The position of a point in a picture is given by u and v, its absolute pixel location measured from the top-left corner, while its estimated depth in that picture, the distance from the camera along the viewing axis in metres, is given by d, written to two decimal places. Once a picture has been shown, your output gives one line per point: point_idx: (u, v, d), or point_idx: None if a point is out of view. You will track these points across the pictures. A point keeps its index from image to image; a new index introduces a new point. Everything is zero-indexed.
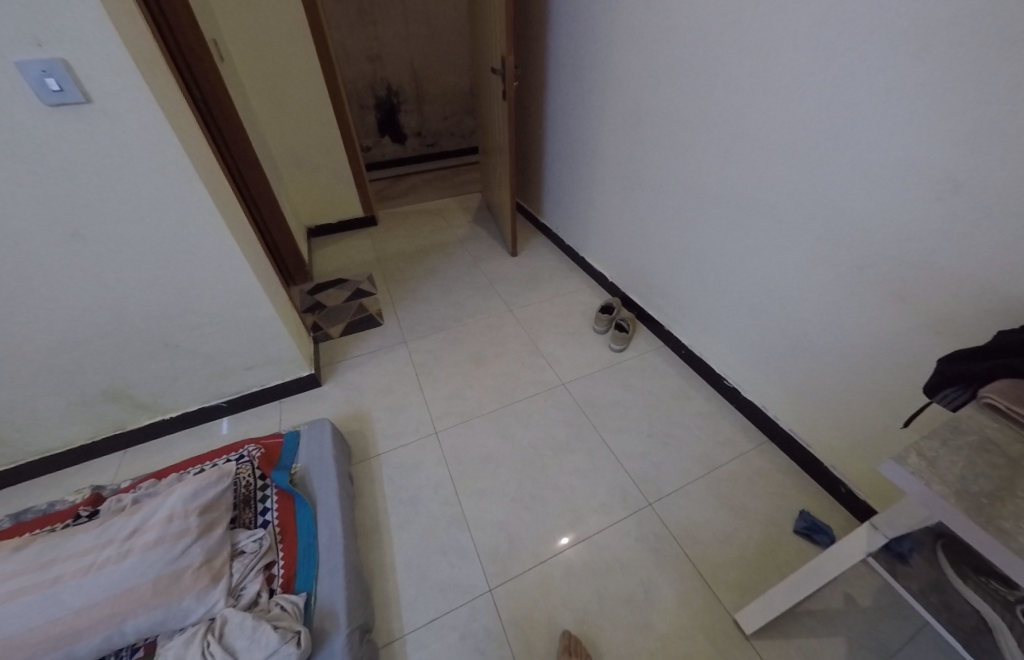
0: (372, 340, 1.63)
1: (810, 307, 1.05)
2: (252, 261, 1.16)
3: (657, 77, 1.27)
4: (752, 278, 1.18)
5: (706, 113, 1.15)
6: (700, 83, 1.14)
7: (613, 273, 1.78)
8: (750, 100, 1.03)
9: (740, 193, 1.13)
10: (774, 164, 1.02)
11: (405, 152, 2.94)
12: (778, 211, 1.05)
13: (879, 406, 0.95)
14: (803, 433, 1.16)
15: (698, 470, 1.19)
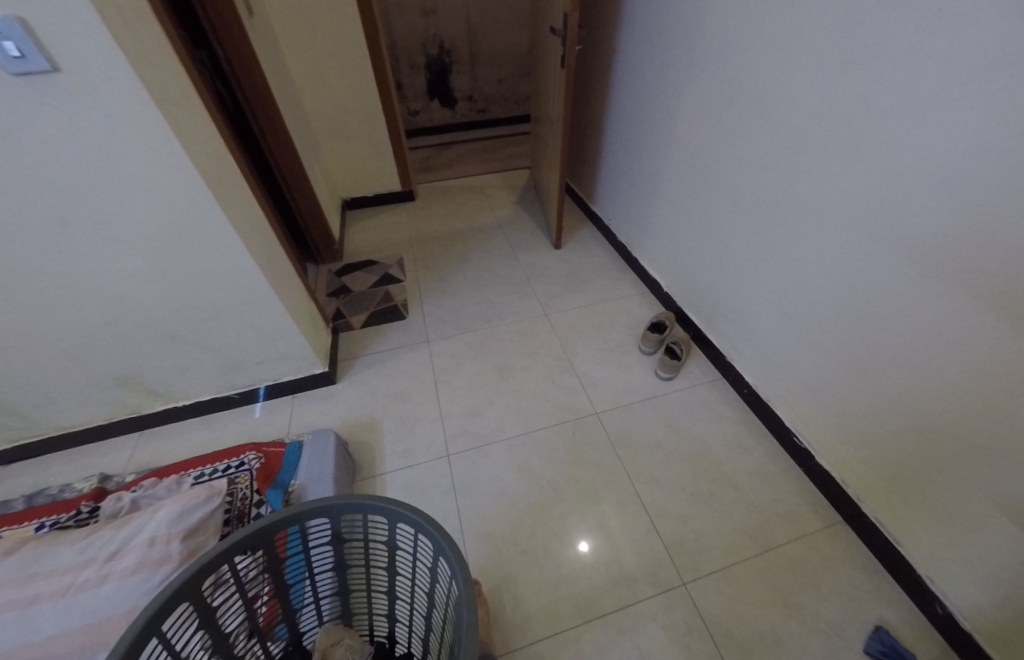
0: (393, 335, 1.52)
1: (940, 384, 0.80)
2: (259, 256, 1.05)
3: (773, 49, 0.98)
4: (865, 322, 0.92)
5: (838, 104, 0.87)
6: (838, 62, 0.85)
7: (672, 283, 1.53)
8: (913, 93, 0.74)
9: (869, 214, 0.86)
10: (932, 186, 0.75)
11: (453, 118, 2.71)
12: (924, 248, 0.78)
13: (993, 462, 0.74)
14: (894, 528, 0.93)
15: (748, 547, 0.99)
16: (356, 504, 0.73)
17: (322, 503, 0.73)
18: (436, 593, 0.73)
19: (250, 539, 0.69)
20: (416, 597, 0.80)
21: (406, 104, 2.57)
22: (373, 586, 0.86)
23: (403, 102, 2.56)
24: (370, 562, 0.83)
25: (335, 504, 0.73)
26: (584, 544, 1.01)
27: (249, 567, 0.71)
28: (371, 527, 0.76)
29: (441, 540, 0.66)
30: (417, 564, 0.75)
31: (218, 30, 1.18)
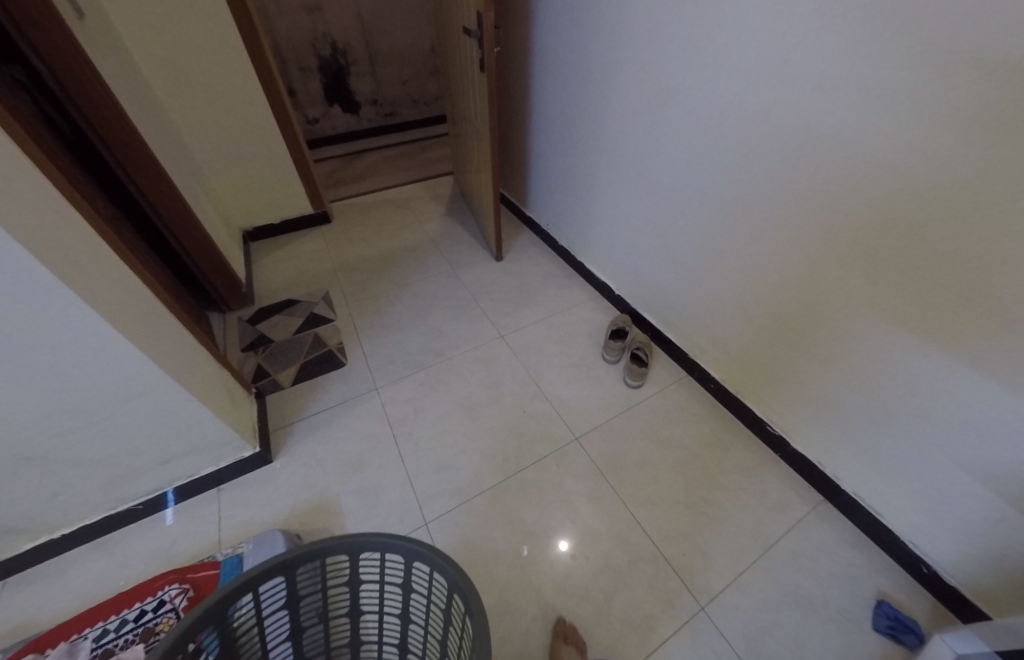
0: (334, 388, 1.31)
1: (906, 364, 0.83)
2: (143, 339, 0.82)
3: (700, 49, 0.96)
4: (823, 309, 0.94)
5: (771, 106, 0.87)
6: (769, 62, 0.84)
7: (622, 286, 1.51)
8: (849, 94, 0.75)
9: (815, 208, 0.87)
10: (875, 182, 0.76)
11: (359, 124, 2.46)
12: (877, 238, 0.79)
13: (963, 432, 0.78)
14: (874, 500, 0.97)
15: (751, 548, 0.98)
16: (370, 540, 0.71)
17: (337, 538, 0.71)
18: (448, 639, 0.69)
19: (269, 567, 0.68)
20: (428, 649, 0.76)
21: (302, 111, 2.27)
22: (387, 635, 0.82)
23: (299, 110, 2.26)
24: (384, 609, 0.79)
25: (351, 539, 0.71)
26: (564, 543, 1.00)
27: (268, 595, 0.70)
28: (387, 566, 0.73)
29: (455, 580, 0.62)
30: (431, 607, 0.72)
31: (40, 47, 0.90)
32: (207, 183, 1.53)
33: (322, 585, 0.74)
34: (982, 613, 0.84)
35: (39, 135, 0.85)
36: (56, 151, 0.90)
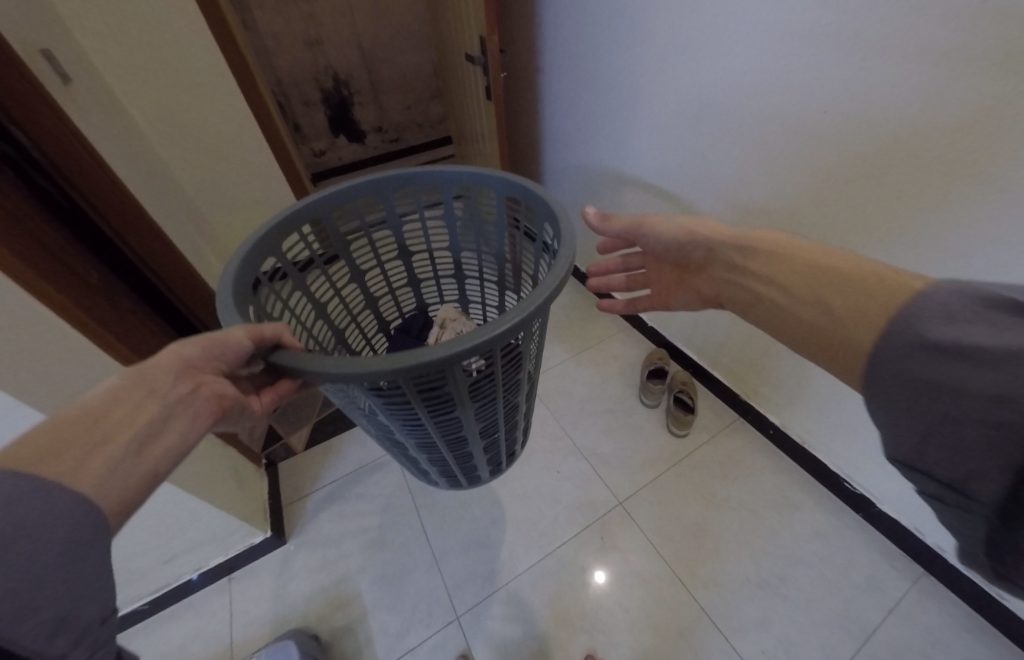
0: (350, 451, 1.22)
1: None
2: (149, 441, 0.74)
3: (738, 62, 0.83)
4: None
5: (837, 123, 0.72)
6: (836, 73, 0.70)
7: (656, 316, 1.37)
8: (948, 116, 0.60)
9: (896, 250, 0.73)
10: (995, 211, 0.60)
11: (365, 153, 2.40)
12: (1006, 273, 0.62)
13: None
14: (992, 582, 0.80)
15: (843, 642, 0.82)
16: (458, 174, 0.74)
17: (425, 169, 0.75)
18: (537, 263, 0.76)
19: (369, 185, 0.74)
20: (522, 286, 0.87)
21: (308, 145, 2.24)
22: (483, 271, 0.94)
23: (304, 144, 2.23)
24: (478, 246, 0.88)
25: (439, 174, 0.74)
26: (601, 575, 0.96)
27: (371, 213, 0.80)
28: (477, 202, 0.79)
29: (545, 206, 0.64)
30: (523, 245, 0.78)
31: (15, 114, 0.80)
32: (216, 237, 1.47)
33: (419, 217, 0.84)
34: None
35: (37, 211, 0.79)
36: (57, 229, 0.83)
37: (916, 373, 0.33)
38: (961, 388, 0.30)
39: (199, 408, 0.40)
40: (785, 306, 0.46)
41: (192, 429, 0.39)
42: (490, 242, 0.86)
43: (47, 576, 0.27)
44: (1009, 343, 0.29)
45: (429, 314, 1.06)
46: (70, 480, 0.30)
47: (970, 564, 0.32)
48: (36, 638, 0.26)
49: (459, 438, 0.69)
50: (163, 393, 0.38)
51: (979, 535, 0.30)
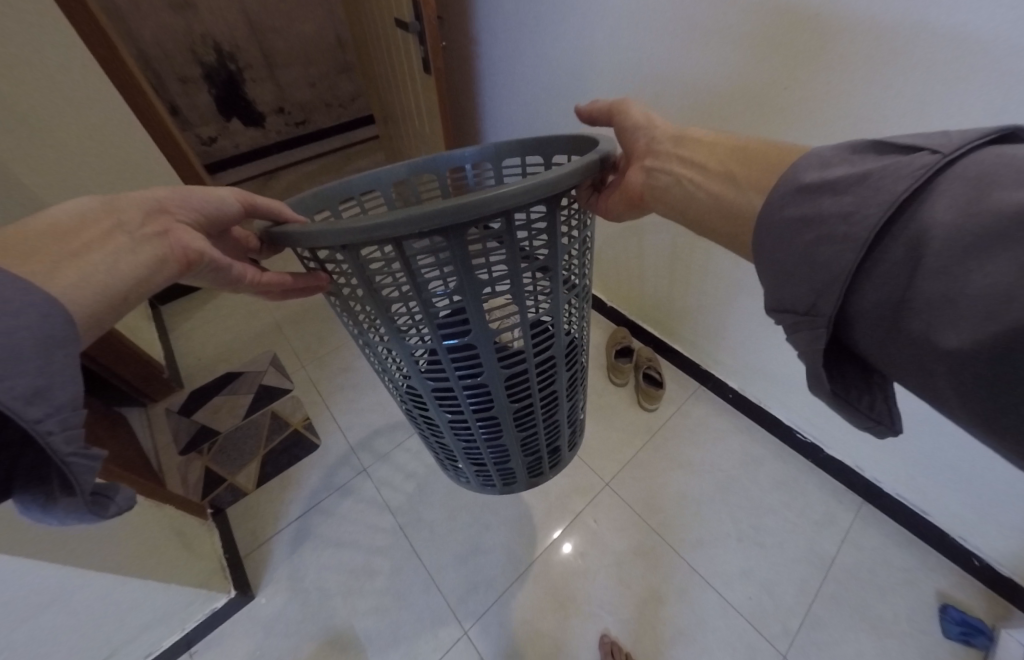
0: (312, 479, 1.10)
1: None
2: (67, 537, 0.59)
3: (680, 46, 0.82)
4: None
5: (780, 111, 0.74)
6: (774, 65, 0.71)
7: (614, 297, 1.40)
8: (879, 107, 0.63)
9: None
10: None
11: (269, 139, 2.11)
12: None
13: None
14: (919, 501, 0.94)
15: (813, 574, 0.93)
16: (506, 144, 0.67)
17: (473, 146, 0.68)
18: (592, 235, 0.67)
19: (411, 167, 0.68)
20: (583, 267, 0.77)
21: (194, 131, 1.90)
22: None
23: (188, 130, 1.89)
24: None
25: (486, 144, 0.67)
26: (568, 546, 0.99)
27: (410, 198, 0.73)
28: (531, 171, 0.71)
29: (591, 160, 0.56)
30: None
31: None
32: None
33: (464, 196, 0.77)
34: None
35: None
36: None
37: (787, 216, 0.33)
38: (816, 216, 0.31)
39: (167, 251, 0.41)
40: (695, 186, 0.46)
41: (156, 267, 0.40)
42: None
43: (26, 353, 0.28)
44: (857, 172, 0.30)
45: None
46: (39, 280, 0.33)
47: (814, 382, 0.34)
48: (12, 395, 0.27)
49: (485, 398, 0.59)
50: (130, 230, 0.40)
51: (814, 346, 0.32)
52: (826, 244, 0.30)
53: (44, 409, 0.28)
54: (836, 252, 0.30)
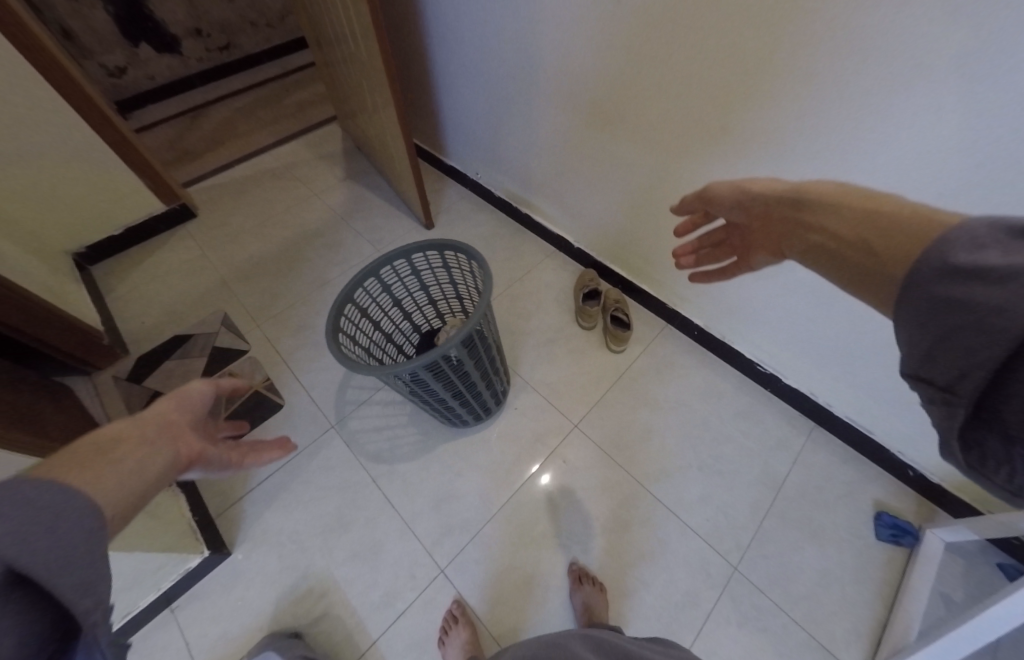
0: (279, 438, 1.08)
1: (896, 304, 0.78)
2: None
3: None
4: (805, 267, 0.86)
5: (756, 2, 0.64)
6: None
7: (579, 236, 1.34)
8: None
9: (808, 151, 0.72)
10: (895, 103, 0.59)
11: (189, 67, 1.88)
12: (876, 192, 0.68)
13: None
14: (865, 422, 0.99)
15: (765, 494, 1.00)
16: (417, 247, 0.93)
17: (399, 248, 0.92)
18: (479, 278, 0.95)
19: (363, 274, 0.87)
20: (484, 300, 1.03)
21: (96, 61, 1.66)
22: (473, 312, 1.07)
23: (89, 59, 1.64)
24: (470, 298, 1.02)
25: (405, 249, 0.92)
26: (545, 478, 1.04)
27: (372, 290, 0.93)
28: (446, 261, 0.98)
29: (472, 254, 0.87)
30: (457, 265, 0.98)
31: None
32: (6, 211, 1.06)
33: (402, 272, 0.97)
34: (961, 502, 0.92)
35: None
36: None
37: (928, 294, 0.27)
38: (960, 304, 0.25)
39: (175, 452, 0.39)
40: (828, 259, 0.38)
41: (168, 476, 0.38)
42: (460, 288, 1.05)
43: (81, 555, 0.26)
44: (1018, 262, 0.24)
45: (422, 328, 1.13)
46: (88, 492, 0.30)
47: (945, 451, 0.28)
48: (76, 596, 0.25)
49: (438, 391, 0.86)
50: (144, 440, 0.37)
51: (946, 427, 0.27)
52: (968, 333, 0.25)
53: (99, 599, 0.26)
54: (981, 347, 0.24)
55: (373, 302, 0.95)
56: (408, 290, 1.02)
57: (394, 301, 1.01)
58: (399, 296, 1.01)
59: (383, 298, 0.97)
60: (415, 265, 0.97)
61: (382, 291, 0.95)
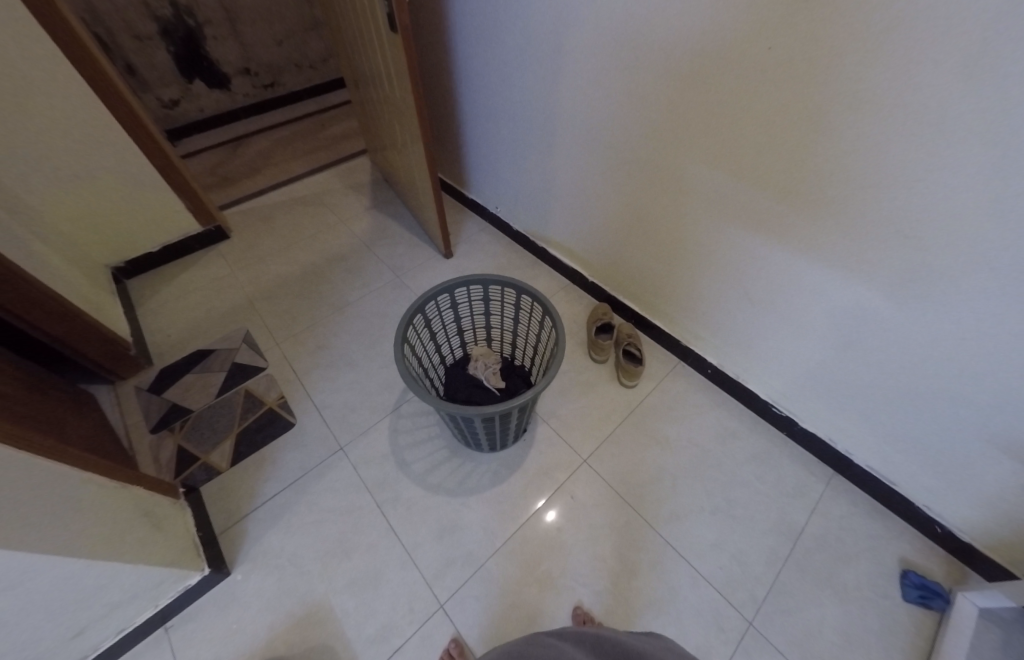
0: (287, 456, 1.09)
1: (915, 348, 0.77)
2: (36, 516, 0.58)
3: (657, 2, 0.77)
4: (823, 309, 0.86)
5: (774, 66, 0.69)
6: (760, 24, 0.67)
7: (594, 271, 1.37)
8: (880, 64, 0.59)
9: (826, 200, 0.74)
10: (909, 161, 0.63)
11: (235, 102, 2.03)
12: (899, 236, 0.69)
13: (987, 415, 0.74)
14: (887, 471, 0.95)
15: (782, 544, 0.95)
16: (465, 280, 1.06)
17: (446, 282, 1.04)
18: (524, 305, 1.09)
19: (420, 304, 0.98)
20: (519, 326, 1.16)
21: (154, 94, 1.81)
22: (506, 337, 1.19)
23: (147, 92, 1.79)
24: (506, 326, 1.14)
25: (452, 283, 1.05)
26: (551, 515, 1.01)
27: (421, 322, 1.03)
28: (484, 293, 1.11)
29: (532, 294, 1.02)
30: (502, 298, 1.12)
31: None
32: (54, 227, 1.13)
33: (443, 306, 1.09)
34: (995, 564, 0.86)
35: None
36: None
37: None
38: None
39: None
40: None
41: None
42: (494, 314, 1.17)
43: None
44: None
45: (450, 354, 1.23)
46: None
47: None
48: None
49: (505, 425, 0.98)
50: None
51: None
52: None
53: None
54: None
55: (422, 333, 1.05)
56: (445, 323, 1.13)
57: (434, 332, 1.11)
58: (436, 328, 1.11)
59: (425, 331, 1.07)
60: (455, 299, 1.09)
61: (424, 325, 1.05)
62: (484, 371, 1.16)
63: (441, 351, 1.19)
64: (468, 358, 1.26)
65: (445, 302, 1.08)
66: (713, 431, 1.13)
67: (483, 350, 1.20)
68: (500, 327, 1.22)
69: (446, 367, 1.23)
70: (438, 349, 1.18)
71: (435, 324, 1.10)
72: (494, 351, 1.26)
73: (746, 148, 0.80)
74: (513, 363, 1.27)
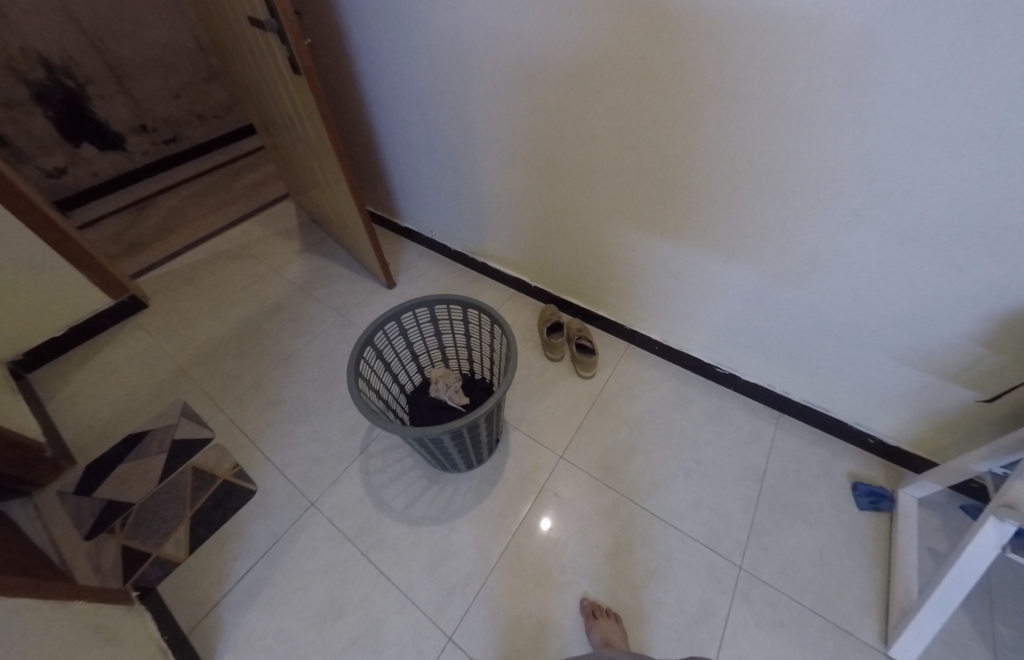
0: (254, 526, 1.00)
1: (816, 290, 0.89)
2: None
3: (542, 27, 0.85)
4: (736, 272, 0.97)
5: (650, 73, 0.79)
6: (631, 40, 0.77)
7: (534, 275, 1.42)
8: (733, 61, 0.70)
9: (719, 180, 0.84)
10: (775, 136, 0.74)
11: (134, 162, 1.90)
12: (780, 199, 0.80)
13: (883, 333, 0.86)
14: (821, 401, 1.07)
15: (752, 488, 1.04)
16: (409, 305, 1.06)
17: (391, 310, 1.03)
18: (473, 318, 1.10)
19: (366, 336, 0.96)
20: (472, 339, 1.18)
21: (36, 164, 1.65)
22: None
23: (27, 163, 1.63)
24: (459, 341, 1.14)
25: (396, 309, 1.04)
26: (546, 523, 1.01)
27: (372, 354, 1.01)
28: (431, 314, 1.11)
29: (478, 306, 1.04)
30: (450, 315, 1.13)
31: None
32: None
33: (392, 334, 1.08)
34: (921, 459, 1.00)
35: None
36: None
37: None
38: None
39: None
40: None
41: None
42: (445, 333, 1.18)
43: None
44: None
45: (409, 382, 1.21)
46: None
47: None
48: None
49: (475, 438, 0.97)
50: None
51: None
52: None
53: None
54: None
55: (374, 366, 1.03)
56: (397, 351, 1.12)
57: (388, 362, 1.09)
58: (389, 358, 1.10)
59: (378, 362, 1.05)
60: (403, 325, 1.09)
61: (376, 357, 1.04)
62: (447, 391, 1.16)
63: (399, 380, 1.17)
64: (428, 382, 1.25)
65: (393, 330, 1.07)
66: (672, 402, 1.20)
67: (441, 371, 1.20)
68: (453, 344, 1.22)
69: (407, 394, 1.21)
70: (396, 378, 1.16)
71: (387, 353, 1.09)
72: (453, 370, 1.27)
73: (642, 146, 0.89)
74: (474, 378, 1.27)
